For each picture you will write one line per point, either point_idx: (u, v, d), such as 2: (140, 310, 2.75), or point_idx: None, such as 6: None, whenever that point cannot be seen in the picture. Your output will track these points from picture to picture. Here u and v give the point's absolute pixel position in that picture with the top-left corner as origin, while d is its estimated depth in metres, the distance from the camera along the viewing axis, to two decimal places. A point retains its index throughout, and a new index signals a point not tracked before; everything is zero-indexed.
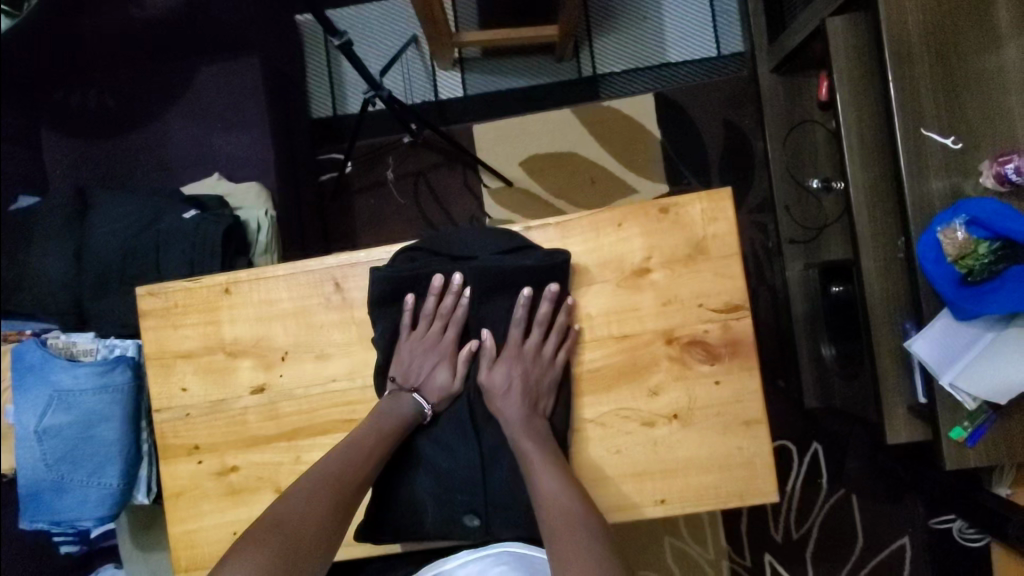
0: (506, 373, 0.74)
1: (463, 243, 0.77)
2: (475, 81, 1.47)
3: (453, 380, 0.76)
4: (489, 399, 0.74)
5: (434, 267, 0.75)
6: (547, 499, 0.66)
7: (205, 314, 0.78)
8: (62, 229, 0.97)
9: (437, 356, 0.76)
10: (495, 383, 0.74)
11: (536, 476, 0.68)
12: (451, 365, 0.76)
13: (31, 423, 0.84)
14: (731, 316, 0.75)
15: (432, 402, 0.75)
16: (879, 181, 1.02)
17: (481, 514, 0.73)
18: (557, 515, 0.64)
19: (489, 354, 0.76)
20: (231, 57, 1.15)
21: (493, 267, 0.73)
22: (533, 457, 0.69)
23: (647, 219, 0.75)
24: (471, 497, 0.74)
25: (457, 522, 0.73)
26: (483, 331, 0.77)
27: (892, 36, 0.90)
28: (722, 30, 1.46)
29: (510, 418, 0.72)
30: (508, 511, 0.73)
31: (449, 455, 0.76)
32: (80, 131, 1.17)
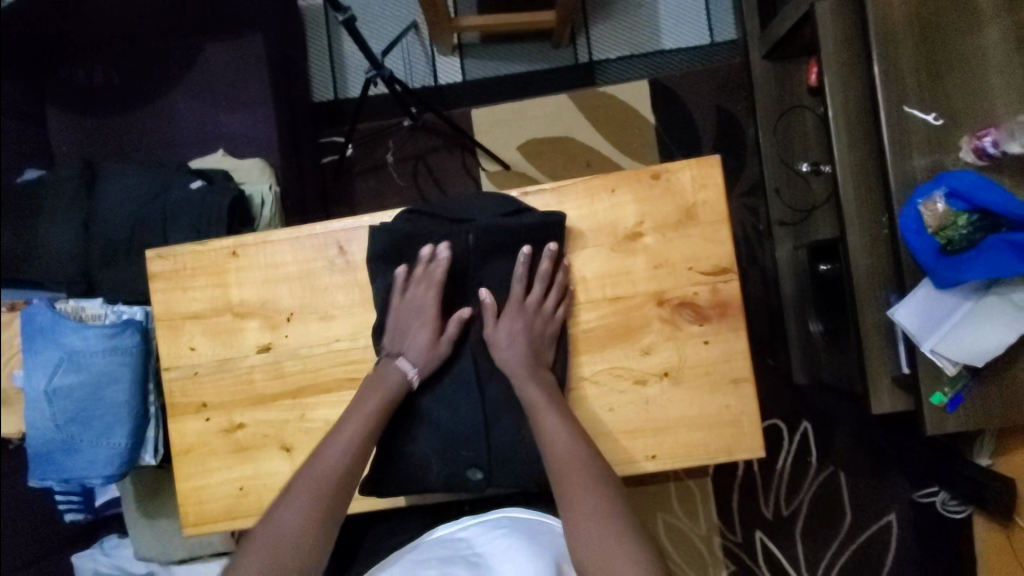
0: (508, 327, 0.77)
1: (464, 207, 0.80)
2: (473, 66, 1.50)
3: (439, 347, 0.77)
4: (492, 349, 0.77)
5: (436, 229, 0.77)
6: (553, 440, 0.70)
7: (213, 277, 0.81)
8: (72, 201, 1.00)
9: (424, 322, 0.77)
10: (498, 339, 0.77)
11: (542, 418, 0.71)
12: (439, 333, 0.78)
13: (41, 384, 0.85)
14: (720, 279, 0.78)
15: (418, 368, 0.76)
16: (864, 158, 1.05)
17: (483, 468, 0.76)
18: (562, 454, 0.68)
19: (490, 312, 0.78)
20: (235, 36, 1.18)
21: (497, 228, 0.75)
22: (538, 403, 0.72)
23: (640, 185, 0.78)
24: (473, 452, 0.77)
25: (460, 475, 0.77)
26: (480, 289, 0.79)
27: (877, 16, 0.94)
28: (714, 18, 1.50)
29: (514, 367, 0.75)
30: (508, 464, 0.76)
31: (450, 410, 0.79)
32: (87, 109, 1.20)
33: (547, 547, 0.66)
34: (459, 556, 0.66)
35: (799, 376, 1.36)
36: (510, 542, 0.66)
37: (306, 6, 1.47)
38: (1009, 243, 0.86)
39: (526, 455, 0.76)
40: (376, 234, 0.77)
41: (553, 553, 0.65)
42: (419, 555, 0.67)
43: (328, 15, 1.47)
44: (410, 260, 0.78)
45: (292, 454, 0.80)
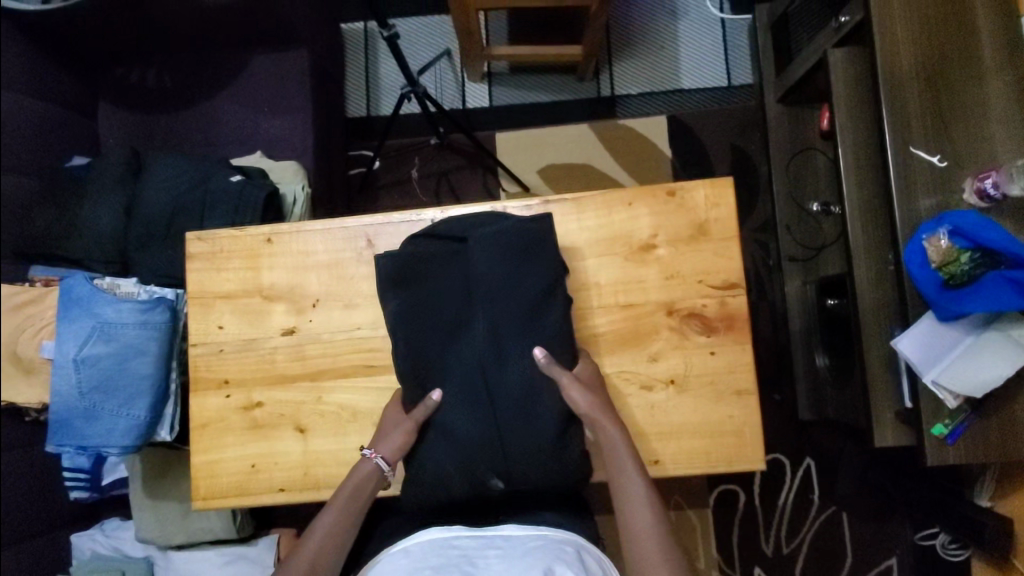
0: (586, 392, 0.76)
1: (466, 226, 0.80)
2: (501, 93, 1.59)
3: (404, 433, 0.76)
4: (566, 387, 0.75)
5: (441, 246, 0.78)
6: (630, 506, 0.71)
7: (248, 260, 0.86)
8: (116, 185, 1.07)
9: (393, 412, 0.79)
10: (579, 405, 0.75)
11: (620, 479, 0.73)
12: (406, 418, 0.78)
13: (71, 351, 0.89)
14: (728, 294, 0.82)
15: (385, 457, 0.76)
16: (871, 197, 1.10)
17: (504, 478, 0.77)
18: (640, 512, 0.70)
19: (553, 372, 0.75)
20: (283, 49, 1.27)
21: (505, 232, 0.77)
22: (621, 457, 0.74)
23: (655, 201, 0.83)
24: (490, 461, 0.76)
25: (483, 486, 0.77)
26: (534, 347, 0.77)
27: (885, 63, 1.00)
28: (733, 62, 1.58)
29: (606, 431, 0.75)
30: (517, 466, 0.77)
31: (450, 414, 0.77)
32: (139, 106, 1.28)
33: (537, 550, 0.68)
34: (450, 564, 0.66)
35: (804, 412, 1.36)
36: (502, 564, 0.66)
37: (347, 30, 1.57)
38: (1008, 280, 0.89)
39: (538, 458, 0.77)
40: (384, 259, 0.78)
41: (546, 560, 0.66)
42: (410, 563, 0.67)
43: (369, 38, 1.57)
44: (424, 282, 0.78)
45: (306, 435, 0.83)
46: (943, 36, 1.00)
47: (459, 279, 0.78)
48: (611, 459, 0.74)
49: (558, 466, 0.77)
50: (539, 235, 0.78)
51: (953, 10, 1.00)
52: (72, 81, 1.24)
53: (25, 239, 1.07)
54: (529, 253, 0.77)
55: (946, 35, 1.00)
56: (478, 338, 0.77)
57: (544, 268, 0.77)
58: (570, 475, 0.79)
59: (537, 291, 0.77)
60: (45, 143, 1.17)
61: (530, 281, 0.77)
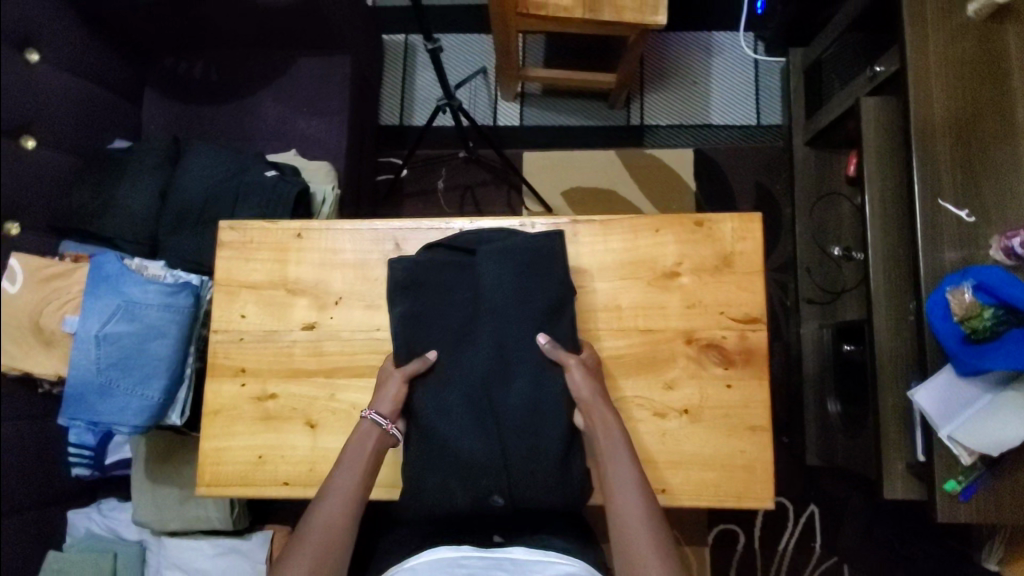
0: (586, 377, 0.77)
1: (495, 237, 0.81)
2: (532, 114, 1.61)
3: (396, 384, 0.77)
4: (568, 370, 0.76)
5: (452, 258, 0.79)
6: (621, 489, 0.71)
7: (276, 252, 0.87)
8: (156, 171, 1.11)
9: (385, 370, 0.80)
10: (580, 388, 0.76)
11: (611, 462, 0.73)
12: (399, 375, 0.78)
13: (94, 327, 0.90)
14: (749, 328, 0.81)
15: (381, 411, 0.77)
16: (893, 247, 1.13)
17: (504, 495, 0.76)
18: (631, 506, 0.70)
19: (556, 356, 0.77)
20: (327, 54, 1.31)
21: (510, 248, 0.78)
22: (616, 446, 0.74)
23: (683, 229, 0.83)
24: (493, 480, 0.76)
25: (483, 501, 0.77)
26: (539, 334, 0.78)
27: (919, 115, 1.01)
28: (763, 102, 1.60)
29: (604, 416, 0.75)
30: (520, 483, 0.76)
31: (451, 426, 0.77)
32: (183, 96, 1.32)
33: None
34: None
35: (812, 457, 1.34)
36: None
37: (389, 42, 1.63)
38: None
39: (542, 478, 0.76)
40: (395, 265, 0.78)
41: None
42: None
43: (409, 51, 1.62)
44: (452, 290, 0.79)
45: (315, 430, 0.83)
46: (977, 91, 1.01)
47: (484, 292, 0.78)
48: (605, 444, 0.74)
49: (562, 488, 0.77)
50: (549, 250, 0.78)
51: (989, 69, 1.01)
52: (123, 68, 1.28)
53: (62, 214, 1.10)
54: (535, 272, 0.78)
55: (981, 92, 1.01)
56: (490, 346, 0.78)
57: (550, 284, 0.78)
58: (575, 497, 0.78)
59: (545, 300, 0.78)
60: (91, 124, 1.21)
61: (540, 297, 0.78)
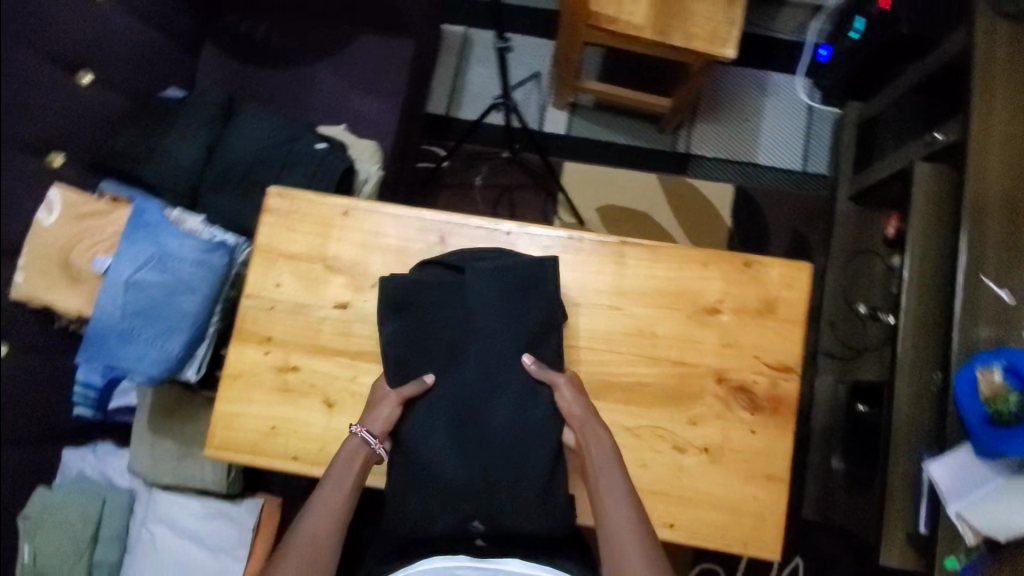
0: (577, 396, 0.78)
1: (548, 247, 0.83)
2: (579, 125, 1.61)
3: (391, 405, 0.77)
4: (556, 388, 0.77)
5: (443, 277, 0.80)
6: (611, 500, 0.70)
7: (320, 227, 0.87)
8: (206, 125, 1.10)
9: (380, 389, 0.79)
10: (570, 405, 0.77)
11: (602, 477, 0.72)
12: (395, 397, 0.78)
13: (126, 272, 0.90)
14: (781, 376, 0.80)
15: (373, 430, 0.76)
16: (927, 315, 1.12)
17: (485, 520, 0.76)
18: (622, 517, 0.68)
19: (545, 377, 0.77)
20: (391, 36, 1.31)
21: (502, 270, 0.78)
22: (604, 458, 0.73)
23: (730, 267, 0.82)
24: (472, 506, 0.76)
25: (461, 527, 0.76)
26: (524, 355, 0.78)
27: (975, 188, 1.00)
28: (811, 149, 1.59)
29: (594, 428, 0.75)
30: (501, 509, 0.76)
31: (433, 447, 0.77)
32: (241, 55, 1.31)
33: None
34: None
35: (808, 510, 1.33)
36: None
37: (449, 32, 1.63)
38: None
39: (526, 505, 0.76)
40: (389, 282, 0.78)
41: None
42: None
43: (466, 44, 1.62)
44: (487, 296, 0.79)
45: (332, 410, 0.82)
46: None
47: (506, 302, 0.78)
48: (596, 459, 0.73)
49: (545, 516, 0.76)
50: (543, 274, 0.78)
51: None
52: (187, 17, 1.27)
53: (105, 154, 1.10)
54: (527, 298, 0.78)
55: None
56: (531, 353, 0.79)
57: (537, 310, 0.79)
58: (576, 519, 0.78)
59: (533, 325, 0.78)
60: (146, 69, 1.21)
61: (529, 317, 0.79)
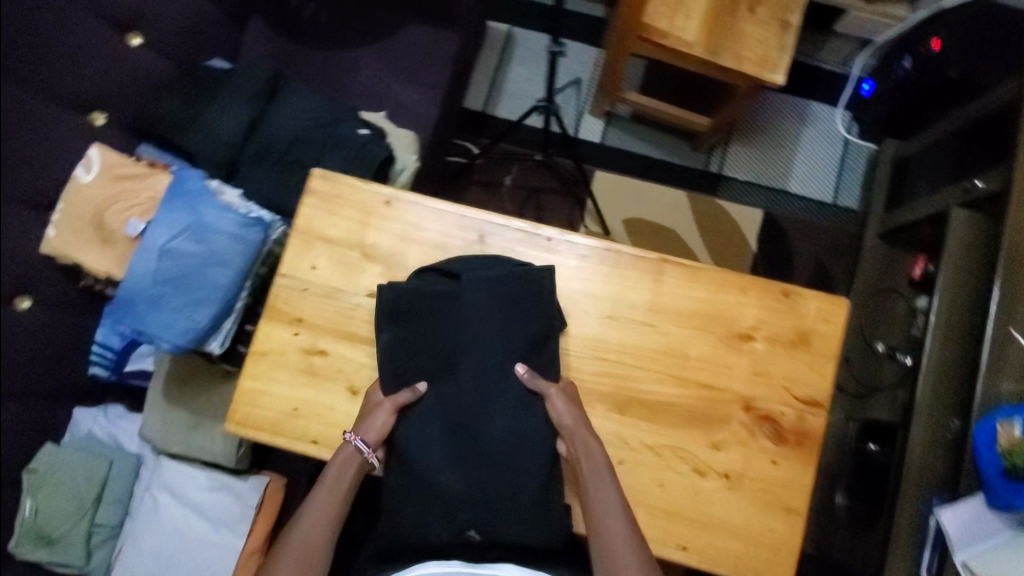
0: (569, 405, 0.77)
1: (593, 258, 0.84)
2: (614, 135, 1.60)
3: (384, 415, 0.77)
4: (548, 399, 0.77)
5: (439, 286, 0.78)
6: (605, 511, 0.72)
7: (360, 214, 0.86)
8: (250, 99, 1.10)
9: (373, 398, 0.79)
10: (561, 416, 0.76)
11: (594, 488, 0.73)
12: (386, 405, 0.78)
13: (161, 238, 0.90)
14: (809, 410, 0.80)
15: (366, 439, 0.76)
16: (949, 362, 1.12)
17: (482, 530, 0.75)
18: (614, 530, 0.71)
19: (536, 386, 0.77)
20: (439, 28, 1.30)
21: (497, 279, 0.78)
22: (596, 471, 0.74)
23: (768, 296, 0.82)
24: (469, 515, 0.75)
25: (458, 534, 0.75)
26: (517, 363, 0.77)
27: (1013, 240, 0.99)
28: (844, 183, 1.58)
29: (586, 441, 0.76)
30: (499, 520, 0.75)
31: (427, 452, 0.76)
32: (287, 31, 1.31)
33: None
34: None
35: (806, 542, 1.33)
36: None
37: (493, 30, 1.62)
38: None
39: (523, 516, 0.75)
40: (386, 292, 0.79)
41: None
42: None
43: (509, 43, 1.62)
44: (499, 300, 0.77)
45: (357, 398, 0.82)
46: None
47: (506, 310, 0.77)
48: (587, 470, 0.74)
49: (541, 529, 0.76)
50: (538, 288, 0.79)
51: None
52: None
53: (148, 118, 1.10)
54: (523, 308, 0.78)
55: None
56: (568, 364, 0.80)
57: (535, 319, 0.79)
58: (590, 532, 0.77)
59: (529, 334, 0.78)
60: (194, 37, 1.21)
61: (529, 325, 0.79)
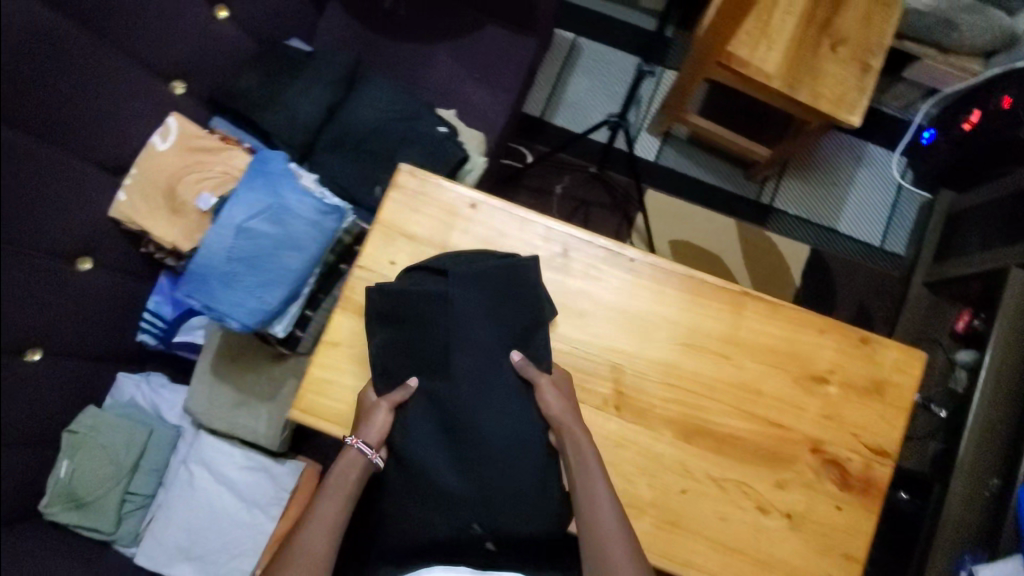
0: (557, 396, 0.77)
1: (677, 285, 0.85)
2: (669, 155, 1.60)
3: (382, 414, 0.76)
4: (538, 389, 0.77)
5: (426, 284, 0.78)
6: (595, 502, 0.70)
7: (445, 214, 0.86)
8: (330, 83, 1.10)
9: (369, 399, 0.78)
10: (551, 406, 0.76)
11: (584, 478, 0.72)
12: (382, 406, 0.77)
13: (238, 217, 0.89)
14: (876, 459, 0.80)
15: (369, 441, 0.75)
16: (996, 421, 1.12)
17: (485, 524, 0.73)
18: (602, 521, 0.69)
19: (529, 375, 0.77)
20: (516, 31, 1.30)
21: (481, 274, 0.78)
22: (587, 460, 0.73)
23: (848, 341, 0.82)
24: (470, 508, 0.73)
25: (462, 530, 0.74)
26: (512, 352, 0.78)
27: None
28: (893, 228, 1.58)
29: (574, 432, 0.74)
30: (499, 512, 0.73)
31: (421, 434, 0.75)
32: (364, 18, 1.30)
33: None
34: None
35: None
36: None
37: (559, 37, 1.62)
38: None
39: (524, 505, 0.74)
40: (374, 294, 0.79)
41: None
42: None
43: (574, 52, 1.62)
44: (491, 290, 0.78)
45: None
46: None
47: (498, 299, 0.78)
48: (576, 460, 0.73)
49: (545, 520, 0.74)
50: (522, 280, 0.79)
51: None
52: None
53: (224, 92, 1.09)
54: (509, 303, 0.78)
55: None
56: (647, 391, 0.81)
57: (522, 315, 0.79)
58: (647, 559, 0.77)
59: (516, 325, 0.78)
60: (276, 15, 1.20)
61: (519, 316, 0.79)
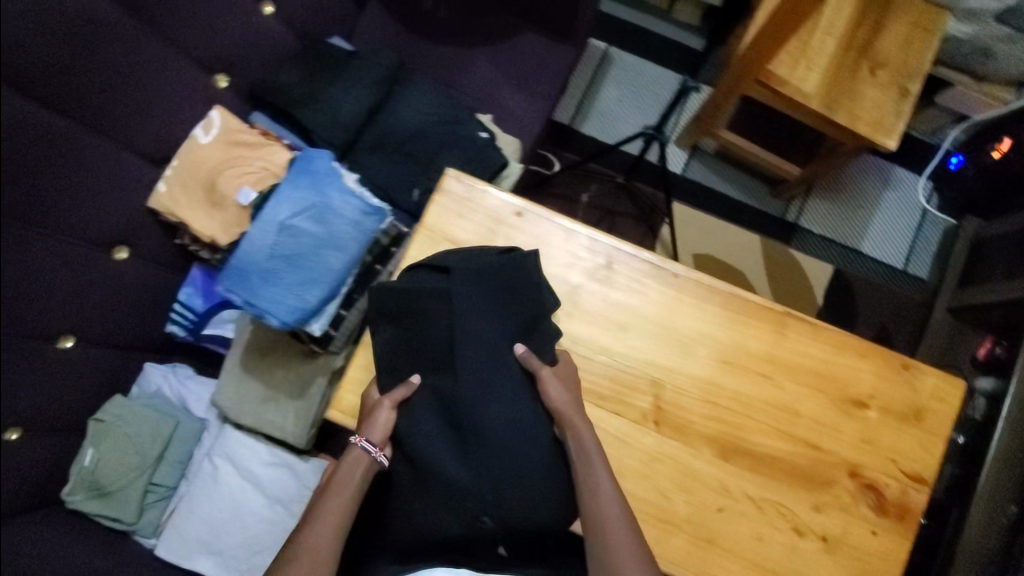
0: (560, 388, 0.76)
1: (721, 302, 0.85)
2: (696, 169, 1.61)
3: (384, 411, 0.75)
4: (540, 383, 0.76)
5: (430, 280, 0.77)
6: (600, 497, 0.70)
7: (491, 221, 0.87)
8: (372, 83, 1.10)
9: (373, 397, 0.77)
10: (554, 399, 0.75)
11: (590, 473, 0.72)
12: (384, 403, 0.76)
13: (283, 214, 0.90)
14: (913, 485, 0.80)
15: (371, 439, 0.74)
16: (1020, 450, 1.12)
17: (495, 518, 0.72)
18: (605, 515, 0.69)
19: (532, 368, 0.76)
20: (556, 39, 1.30)
21: (484, 269, 0.76)
22: (590, 454, 0.72)
23: (889, 367, 0.83)
24: (475, 503, 0.71)
25: (471, 523, 0.72)
26: (515, 345, 0.77)
27: None
28: (917, 251, 1.59)
29: (576, 424, 0.74)
30: (509, 506, 0.71)
31: (423, 425, 0.74)
32: (405, 18, 1.31)
33: None
34: None
35: None
36: None
37: (592, 46, 1.63)
38: None
39: (533, 498, 0.72)
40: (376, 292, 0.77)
41: None
42: None
43: (607, 61, 1.62)
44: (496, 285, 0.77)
45: None
46: None
47: (504, 291, 0.77)
48: (578, 455, 0.73)
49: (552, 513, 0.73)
50: (525, 274, 0.78)
51: None
52: None
53: (267, 87, 1.09)
54: (513, 298, 0.77)
55: None
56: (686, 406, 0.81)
57: (525, 310, 0.78)
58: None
59: (520, 319, 0.77)
60: (320, 13, 1.20)
61: (523, 311, 0.78)
